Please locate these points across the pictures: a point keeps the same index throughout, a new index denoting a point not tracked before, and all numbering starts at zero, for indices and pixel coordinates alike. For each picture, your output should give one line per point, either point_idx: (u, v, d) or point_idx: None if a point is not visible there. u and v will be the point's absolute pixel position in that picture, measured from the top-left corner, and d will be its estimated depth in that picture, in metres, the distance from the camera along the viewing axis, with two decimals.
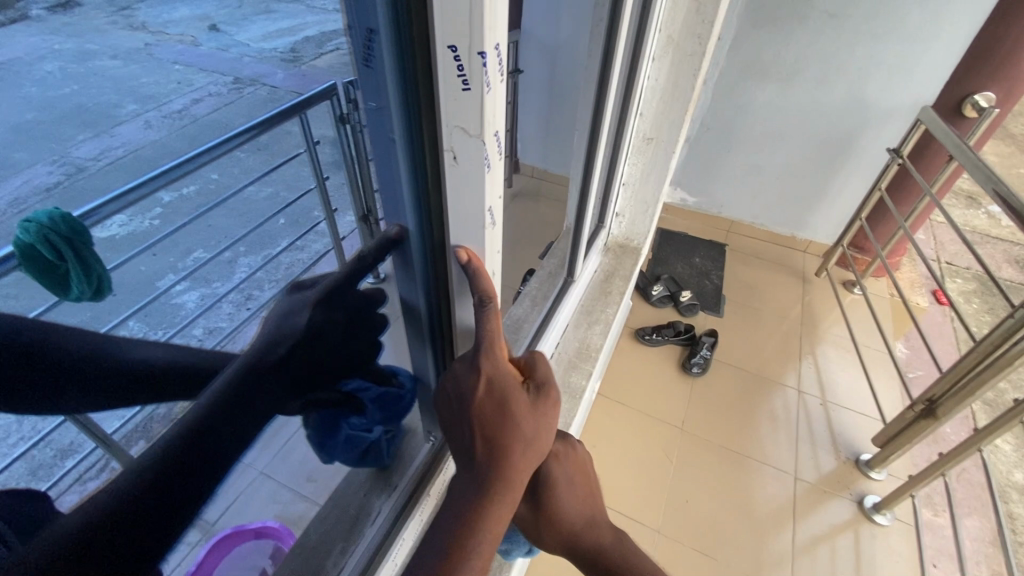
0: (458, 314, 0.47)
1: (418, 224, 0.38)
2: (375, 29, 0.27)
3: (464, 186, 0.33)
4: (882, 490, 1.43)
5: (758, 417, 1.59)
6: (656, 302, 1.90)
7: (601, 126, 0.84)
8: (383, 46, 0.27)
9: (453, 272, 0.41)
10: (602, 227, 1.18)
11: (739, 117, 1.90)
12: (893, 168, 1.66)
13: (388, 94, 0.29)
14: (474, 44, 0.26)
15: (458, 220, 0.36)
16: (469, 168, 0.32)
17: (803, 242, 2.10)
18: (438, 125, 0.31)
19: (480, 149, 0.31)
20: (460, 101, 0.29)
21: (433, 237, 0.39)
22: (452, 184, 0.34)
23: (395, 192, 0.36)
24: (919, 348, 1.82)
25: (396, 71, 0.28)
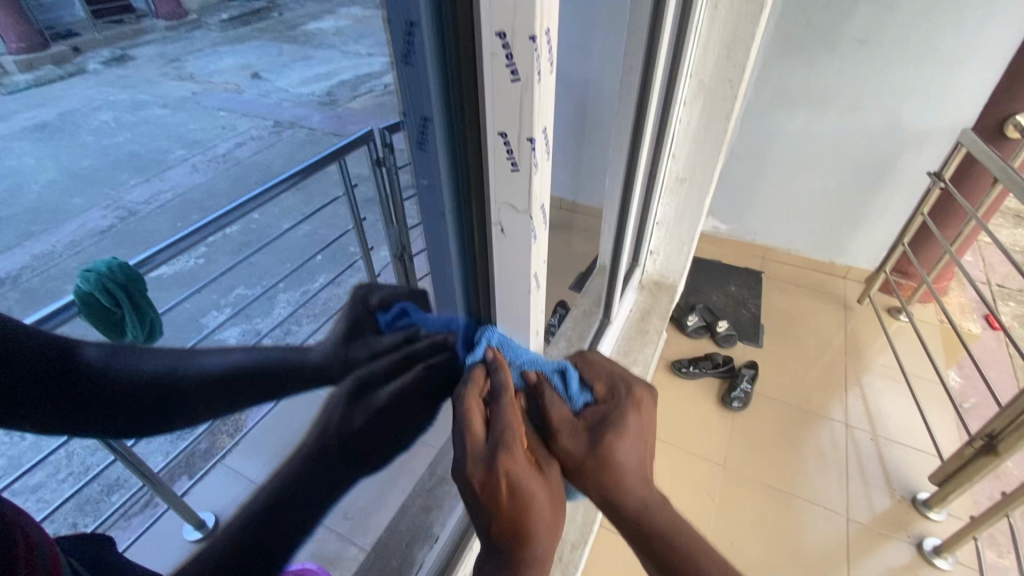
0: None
1: (460, 254, 0.47)
2: (429, 116, 0.36)
3: (508, 241, 0.42)
4: (942, 532, 1.34)
5: (804, 451, 1.53)
6: (691, 332, 1.86)
7: (637, 167, 0.86)
8: (435, 128, 0.37)
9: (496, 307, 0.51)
10: (637, 265, 1.18)
11: (769, 145, 1.89)
12: (935, 192, 1.60)
13: (444, 173, 0.40)
14: (523, 132, 0.34)
15: (503, 268, 0.45)
16: (513, 234, 0.42)
17: (843, 268, 2.04)
18: (489, 199, 0.40)
19: (525, 220, 0.40)
20: (501, 168, 0.37)
21: (476, 265, 0.48)
22: (492, 218, 0.41)
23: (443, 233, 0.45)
24: (974, 377, 1.72)
25: (447, 148, 0.38)
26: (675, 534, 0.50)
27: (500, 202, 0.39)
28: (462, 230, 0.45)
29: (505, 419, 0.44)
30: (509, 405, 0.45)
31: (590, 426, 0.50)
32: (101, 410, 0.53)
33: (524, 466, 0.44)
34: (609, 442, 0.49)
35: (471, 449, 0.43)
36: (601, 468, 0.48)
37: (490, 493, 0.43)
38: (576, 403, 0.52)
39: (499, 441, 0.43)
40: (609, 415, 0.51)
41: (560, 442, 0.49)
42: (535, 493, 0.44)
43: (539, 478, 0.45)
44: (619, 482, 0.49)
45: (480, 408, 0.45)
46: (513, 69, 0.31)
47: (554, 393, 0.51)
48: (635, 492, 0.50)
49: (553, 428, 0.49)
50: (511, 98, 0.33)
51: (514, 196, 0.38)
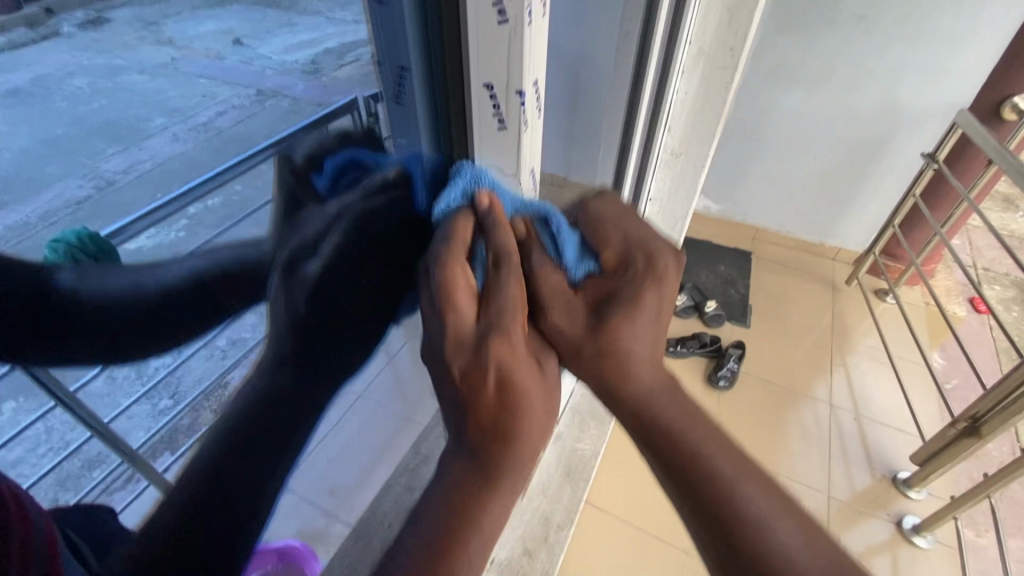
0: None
1: (447, 175, 0.57)
2: (409, 65, 0.51)
3: (497, 170, 0.52)
4: (921, 511, 1.37)
5: (787, 429, 1.55)
6: (681, 312, 1.85)
7: (632, 141, 0.85)
8: (414, 75, 0.52)
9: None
10: None
11: (764, 124, 1.86)
12: (928, 174, 1.60)
13: (425, 143, 0.45)
14: (507, 80, 0.45)
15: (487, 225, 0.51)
16: (495, 200, 0.48)
17: (832, 249, 2.03)
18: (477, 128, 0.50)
19: (508, 189, 0.46)
20: (489, 115, 0.48)
21: (459, 184, 0.58)
22: (479, 146, 0.51)
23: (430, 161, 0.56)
24: (956, 359, 1.75)
25: (428, 92, 0.54)
26: (670, 416, 0.49)
27: (486, 137, 0.50)
28: (446, 192, 0.49)
29: (503, 301, 0.46)
30: (507, 280, 0.46)
31: (590, 307, 0.51)
32: (77, 348, 0.39)
33: (518, 348, 0.47)
34: (615, 321, 0.49)
35: (459, 328, 0.46)
36: (599, 351, 0.49)
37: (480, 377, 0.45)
38: (580, 274, 0.51)
39: (494, 322, 0.46)
40: (620, 291, 0.50)
41: (551, 319, 0.51)
42: (521, 371, 0.47)
43: (526, 359, 0.48)
44: (620, 366, 0.49)
45: (467, 283, 0.46)
46: (501, 12, 0.39)
47: (557, 273, 0.51)
48: (642, 379, 0.50)
49: (544, 304, 0.51)
50: (499, 41, 0.42)
51: (499, 132, 0.49)
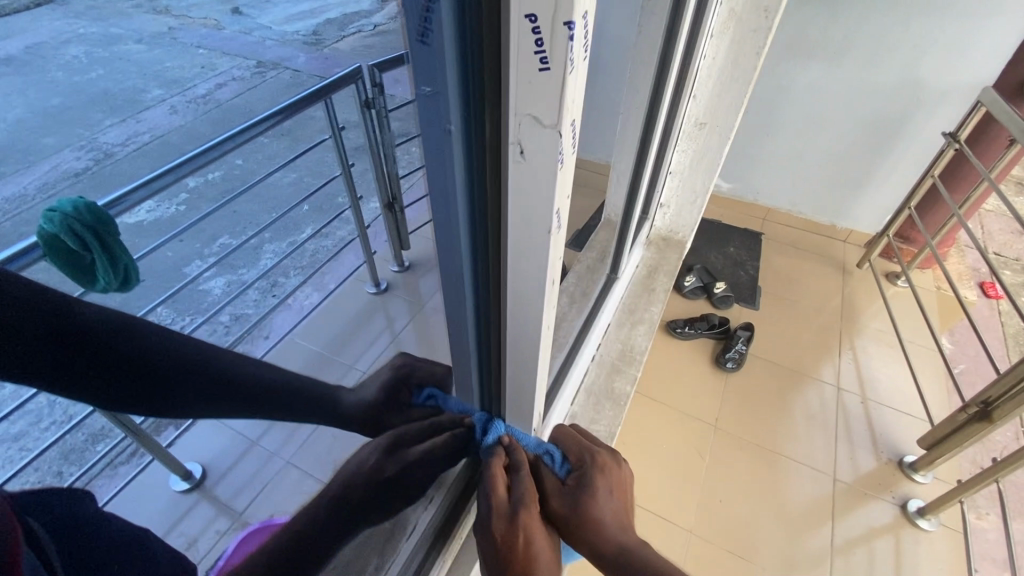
0: (508, 365, 0.48)
1: (472, 284, 0.40)
2: (443, 137, 0.28)
3: (524, 268, 0.36)
4: (926, 494, 1.36)
5: (793, 412, 1.54)
6: (688, 293, 1.83)
7: (659, 110, 0.78)
8: (451, 155, 0.29)
9: (507, 284, 0.38)
10: (647, 219, 1.12)
11: (781, 100, 1.81)
12: (948, 154, 1.55)
13: (449, 75, 0.25)
14: (556, 141, 0.27)
15: (521, 212, 0.31)
16: (537, 158, 0.28)
17: (844, 231, 2.00)
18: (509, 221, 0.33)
19: (554, 139, 0.27)
20: (527, 195, 0.30)
21: (485, 295, 0.41)
22: (514, 253, 0.35)
23: (454, 273, 0.38)
24: (966, 343, 1.73)
25: (459, 179, 0.31)
26: (671, 567, 0.47)
27: (521, 235, 0.33)
28: (469, 168, 0.31)
29: (525, 485, 0.49)
30: (523, 473, 0.50)
31: (571, 488, 0.54)
32: (89, 376, 0.50)
33: (536, 518, 0.48)
34: (591, 495, 0.53)
35: (496, 506, 0.48)
36: (581, 518, 0.50)
37: (509, 552, 0.46)
38: (563, 471, 0.56)
39: (513, 509, 0.48)
40: (589, 470, 0.56)
41: (550, 504, 0.53)
42: (542, 546, 0.47)
43: (543, 533, 0.48)
44: (596, 533, 0.50)
45: (501, 478, 0.50)
46: (542, 53, 0.23)
47: (546, 471, 0.56)
48: (616, 535, 0.50)
49: (546, 495, 0.54)
50: (546, 89, 0.25)
51: (541, 228, 0.32)
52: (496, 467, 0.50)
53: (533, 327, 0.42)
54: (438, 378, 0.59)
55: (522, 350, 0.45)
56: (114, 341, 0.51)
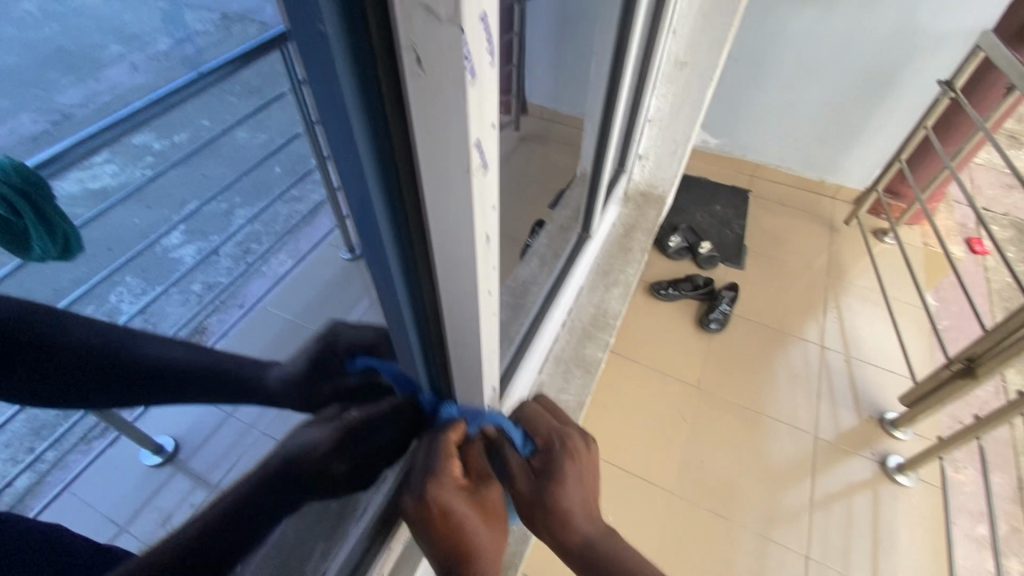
0: (450, 330, 0.43)
1: (402, 266, 0.36)
2: (339, 91, 0.24)
3: (456, 224, 0.32)
4: (905, 450, 1.37)
5: (775, 370, 1.53)
6: (673, 254, 1.78)
7: (629, 42, 0.71)
8: (349, 111, 0.25)
9: (433, 233, 0.34)
10: (624, 171, 1.06)
11: (770, 49, 1.72)
12: (944, 104, 1.49)
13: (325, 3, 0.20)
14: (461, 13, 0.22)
15: (435, 139, 0.27)
16: (442, 67, 0.24)
17: (833, 187, 1.95)
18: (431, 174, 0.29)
19: (456, 37, 0.23)
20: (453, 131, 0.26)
21: (419, 269, 0.37)
22: (440, 209, 0.31)
23: (380, 256, 0.35)
24: (950, 299, 1.71)
25: (366, 140, 0.27)
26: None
27: (444, 182, 0.29)
28: (361, 84, 0.24)
29: (449, 454, 0.49)
30: (446, 440, 0.49)
31: (537, 472, 0.54)
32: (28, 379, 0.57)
33: (456, 493, 0.48)
34: (555, 485, 0.52)
35: (408, 483, 0.49)
36: (548, 514, 0.51)
37: (426, 527, 0.47)
38: (526, 451, 0.56)
39: (429, 471, 0.48)
40: (561, 459, 0.55)
41: (515, 487, 0.53)
42: (463, 514, 0.48)
43: (473, 509, 0.49)
44: (564, 526, 0.51)
45: (422, 444, 0.50)
46: None
47: (511, 450, 0.56)
48: (582, 529, 0.52)
49: (510, 476, 0.54)
50: None
51: (462, 157, 0.27)
52: (422, 439, 0.50)
53: (465, 281, 0.37)
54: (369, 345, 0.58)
55: (461, 315, 0.41)
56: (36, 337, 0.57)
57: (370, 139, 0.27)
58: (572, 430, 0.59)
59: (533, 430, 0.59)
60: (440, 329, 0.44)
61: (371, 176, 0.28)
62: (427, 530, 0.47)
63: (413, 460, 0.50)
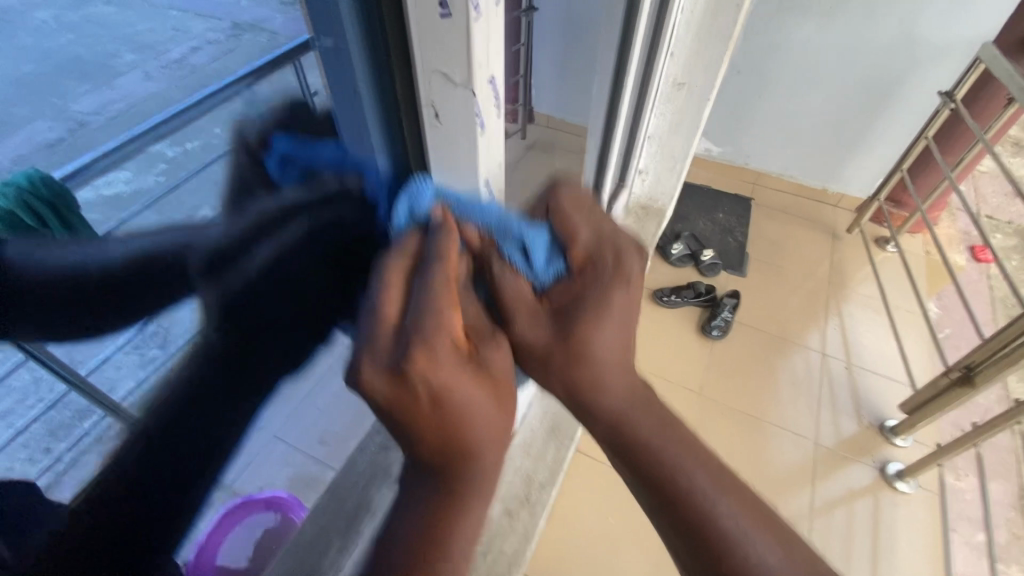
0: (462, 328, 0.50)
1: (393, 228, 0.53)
2: (364, 108, 0.42)
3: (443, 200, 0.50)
4: (905, 457, 1.39)
5: (777, 377, 1.55)
6: (676, 261, 1.80)
7: (629, 56, 0.73)
8: (369, 122, 0.43)
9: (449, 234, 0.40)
10: (624, 184, 1.09)
11: (771, 59, 1.75)
12: (943, 115, 1.51)
13: (349, 38, 0.38)
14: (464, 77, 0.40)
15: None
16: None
17: (835, 196, 1.97)
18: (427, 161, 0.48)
19: (466, 95, 0.41)
20: (444, 140, 0.45)
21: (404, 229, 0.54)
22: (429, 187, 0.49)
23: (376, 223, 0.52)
24: (953, 308, 1.73)
25: (380, 142, 0.45)
26: (659, 445, 0.50)
27: (437, 170, 0.48)
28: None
29: (438, 308, 0.41)
30: (435, 282, 0.40)
31: (557, 308, 0.49)
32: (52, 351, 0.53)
33: (447, 358, 0.42)
34: (578, 323, 0.48)
35: (383, 337, 0.41)
36: (569, 357, 0.49)
37: (407, 396, 0.41)
38: (545, 274, 0.49)
39: (418, 335, 0.40)
40: (588, 293, 0.49)
41: (518, 318, 0.48)
42: (459, 384, 0.42)
43: (468, 370, 0.44)
44: (592, 388, 0.50)
45: (401, 282, 0.41)
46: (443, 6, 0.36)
47: (521, 268, 0.47)
48: (613, 399, 0.50)
49: (510, 303, 0.48)
50: (450, 35, 0.37)
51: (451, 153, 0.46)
52: (405, 279, 0.41)
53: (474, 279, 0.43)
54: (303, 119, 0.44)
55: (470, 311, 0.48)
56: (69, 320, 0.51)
57: (383, 142, 0.45)
58: (605, 238, 0.51)
59: (571, 234, 0.49)
60: None
61: (380, 162, 0.46)
62: (406, 403, 0.42)
63: (387, 312, 0.41)
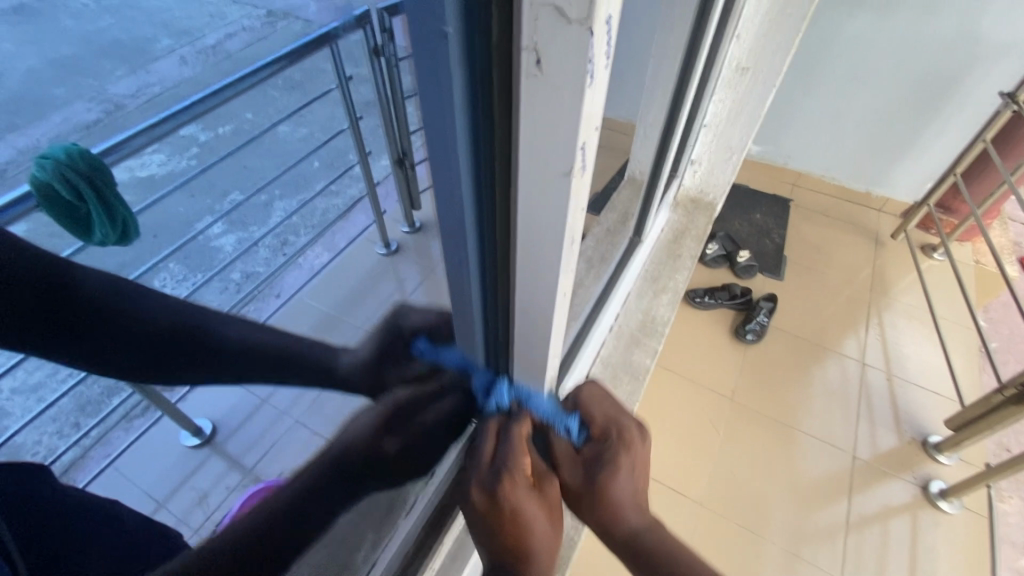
0: (516, 331, 0.43)
1: (480, 274, 0.38)
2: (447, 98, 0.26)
3: (537, 243, 0.32)
4: (948, 476, 1.32)
5: (813, 387, 1.48)
6: (710, 261, 1.75)
7: (704, 37, 0.69)
8: (454, 118, 0.27)
9: (515, 230, 0.32)
10: (675, 177, 1.04)
11: (821, 54, 1.67)
12: (1005, 116, 1.42)
13: None
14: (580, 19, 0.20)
15: (534, 143, 0.26)
16: (559, 68, 0.22)
17: (879, 200, 1.89)
18: (517, 191, 0.30)
19: (582, 40, 0.21)
20: (546, 161, 0.26)
21: (495, 272, 0.38)
22: (522, 226, 0.31)
23: (463, 265, 0.38)
24: (1002, 321, 1.64)
25: (467, 145, 0.28)
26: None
27: (530, 203, 0.30)
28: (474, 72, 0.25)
29: (522, 453, 0.46)
30: (516, 437, 0.47)
31: (587, 461, 0.52)
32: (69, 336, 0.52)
33: (523, 488, 0.45)
34: (612, 473, 0.50)
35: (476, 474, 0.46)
36: (597, 501, 0.49)
37: (491, 524, 0.45)
38: (576, 439, 0.54)
39: (498, 468, 0.45)
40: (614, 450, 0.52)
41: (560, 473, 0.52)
42: (533, 511, 0.45)
43: (540, 505, 0.46)
44: (615, 516, 0.49)
45: (492, 436, 0.47)
46: None
47: (559, 435, 0.53)
48: (631, 520, 0.49)
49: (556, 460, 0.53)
50: None
51: (558, 162, 0.26)
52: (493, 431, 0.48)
53: (537, 280, 0.35)
54: (427, 329, 0.56)
55: (532, 316, 0.40)
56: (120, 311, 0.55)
57: (467, 148, 0.29)
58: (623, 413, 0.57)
59: (586, 416, 0.55)
60: (507, 345, 0.47)
61: (465, 180, 0.30)
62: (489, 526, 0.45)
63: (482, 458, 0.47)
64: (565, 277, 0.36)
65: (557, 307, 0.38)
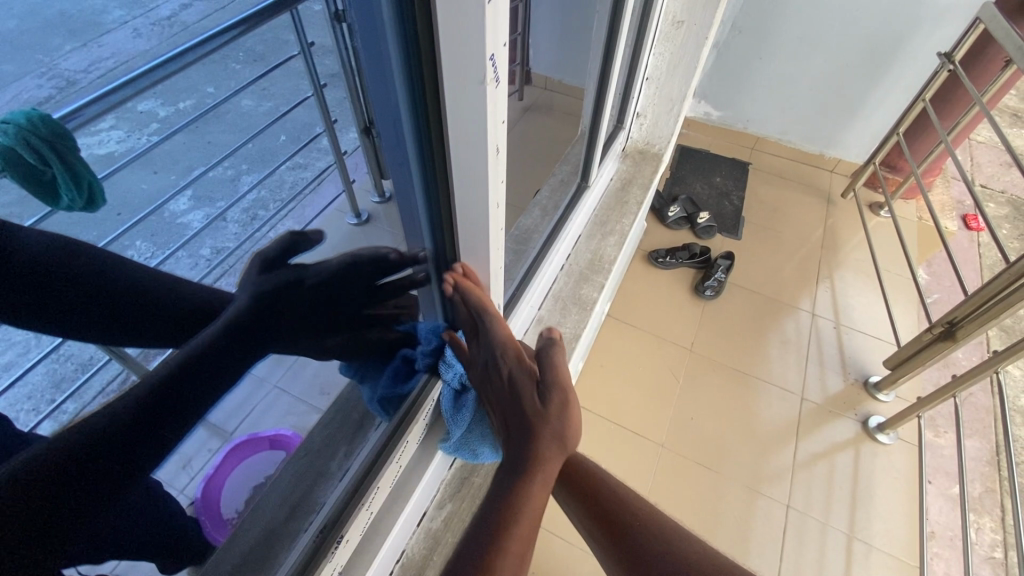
0: (460, 234, 0.52)
1: (425, 188, 0.48)
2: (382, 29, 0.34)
3: (466, 148, 0.41)
4: (886, 411, 1.44)
5: (768, 339, 1.58)
6: (672, 224, 1.82)
7: None
8: (388, 45, 0.35)
9: (447, 132, 0.41)
10: (622, 128, 1.10)
11: (773, 20, 1.73)
12: (941, 76, 1.51)
13: None
14: None
15: (452, 56, 0.34)
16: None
17: (832, 161, 1.98)
18: (445, 103, 0.39)
19: None
20: (463, 73, 0.35)
21: (436, 182, 0.47)
22: (452, 134, 0.40)
23: (411, 180, 0.47)
24: (942, 274, 1.76)
25: (399, 67, 0.37)
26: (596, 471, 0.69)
27: (454, 110, 0.38)
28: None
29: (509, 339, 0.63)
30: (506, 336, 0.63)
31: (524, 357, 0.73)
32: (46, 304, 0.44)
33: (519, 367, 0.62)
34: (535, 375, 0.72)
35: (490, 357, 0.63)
36: None
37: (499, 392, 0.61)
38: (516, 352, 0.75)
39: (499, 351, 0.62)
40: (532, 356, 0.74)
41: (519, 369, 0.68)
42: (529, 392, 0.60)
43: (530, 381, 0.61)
44: None
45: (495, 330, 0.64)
46: None
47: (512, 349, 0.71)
48: None
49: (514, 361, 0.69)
50: None
51: (472, 73, 0.35)
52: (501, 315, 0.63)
53: (473, 180, 0.44)
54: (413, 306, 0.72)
55: (468, 221, 0.50)
56: (79, 267, 0.46)
57: (402, 71, 0.37)
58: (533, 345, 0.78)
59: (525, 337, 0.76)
60: (452, 254, 0.57)
61: (401, 100, 0.39)
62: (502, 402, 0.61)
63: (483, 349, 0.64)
64: (492, 182, 0.45)
65: (489, 211, 0.48)
